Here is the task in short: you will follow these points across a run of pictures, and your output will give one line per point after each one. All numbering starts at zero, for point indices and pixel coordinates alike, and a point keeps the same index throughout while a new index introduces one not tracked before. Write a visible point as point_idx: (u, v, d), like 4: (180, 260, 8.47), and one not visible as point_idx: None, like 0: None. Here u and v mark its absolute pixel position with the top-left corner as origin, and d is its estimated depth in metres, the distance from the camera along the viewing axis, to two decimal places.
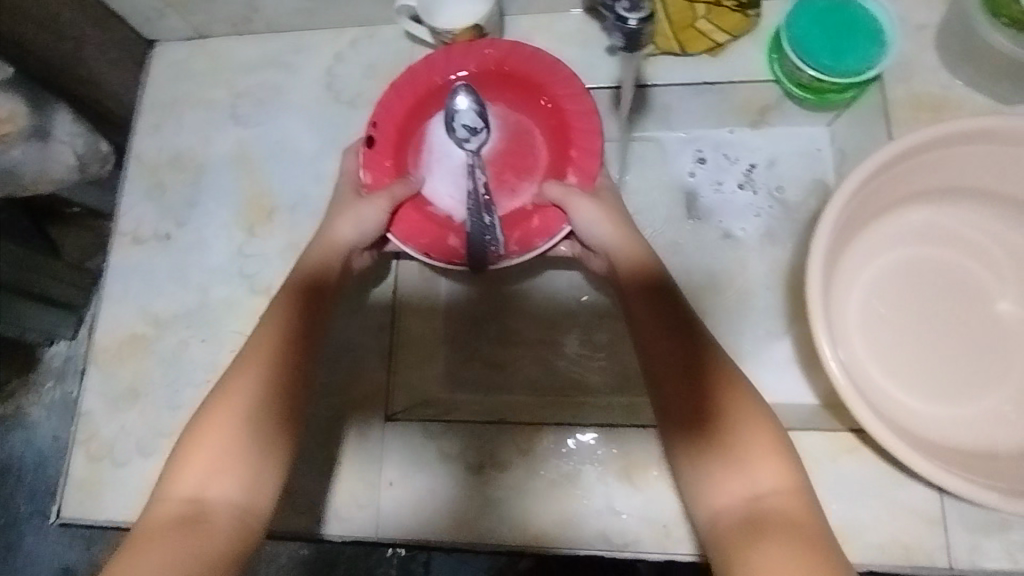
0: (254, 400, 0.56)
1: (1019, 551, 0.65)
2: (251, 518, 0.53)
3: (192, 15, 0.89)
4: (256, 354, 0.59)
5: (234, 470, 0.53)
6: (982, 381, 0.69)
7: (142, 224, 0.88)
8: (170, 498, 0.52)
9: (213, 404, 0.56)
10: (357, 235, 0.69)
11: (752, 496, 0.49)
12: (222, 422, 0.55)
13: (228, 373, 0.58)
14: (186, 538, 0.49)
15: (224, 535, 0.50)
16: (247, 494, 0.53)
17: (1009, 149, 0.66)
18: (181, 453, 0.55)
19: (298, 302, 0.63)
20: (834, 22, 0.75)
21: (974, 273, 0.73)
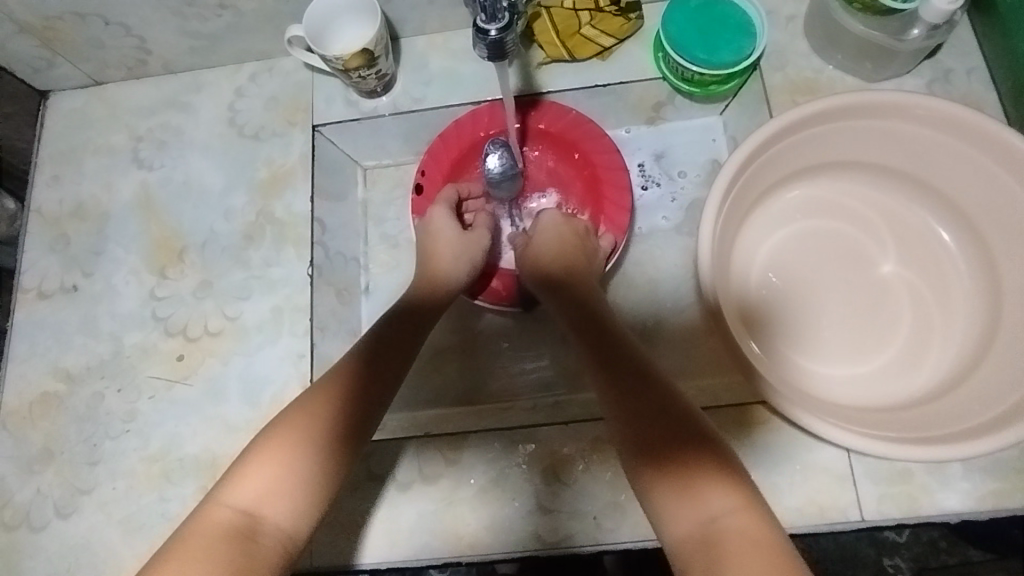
0: (324, 428, 0.56)
1: (923, 497, 0.68)
2: (295, 549, 0.52)
3: (82, 61, 0.88)
4: (338, 390, 0.59)
5: (296, 493, 0.53)
6: (875, 340, 0.74)
7: (47, 278, 0.85)
8: (225, 506, 0.51)
9: (284, 423, 0.56)
10: (465, 267, 0.77)
11: (708, 519, 0.48)
12: (295, 445, 0.54)
13: (307, 397, 0.59)
14: (232, 556, 0.48)
15: (268, 560, 0.49)
16: (296, 522, 0.52)
17: (872, 123, 0.71)
18: (245, 463, 0.54)
19: (388, 346, 0.65)
20: (706, 20, 0.79)
21: (858, 239, 0.77)
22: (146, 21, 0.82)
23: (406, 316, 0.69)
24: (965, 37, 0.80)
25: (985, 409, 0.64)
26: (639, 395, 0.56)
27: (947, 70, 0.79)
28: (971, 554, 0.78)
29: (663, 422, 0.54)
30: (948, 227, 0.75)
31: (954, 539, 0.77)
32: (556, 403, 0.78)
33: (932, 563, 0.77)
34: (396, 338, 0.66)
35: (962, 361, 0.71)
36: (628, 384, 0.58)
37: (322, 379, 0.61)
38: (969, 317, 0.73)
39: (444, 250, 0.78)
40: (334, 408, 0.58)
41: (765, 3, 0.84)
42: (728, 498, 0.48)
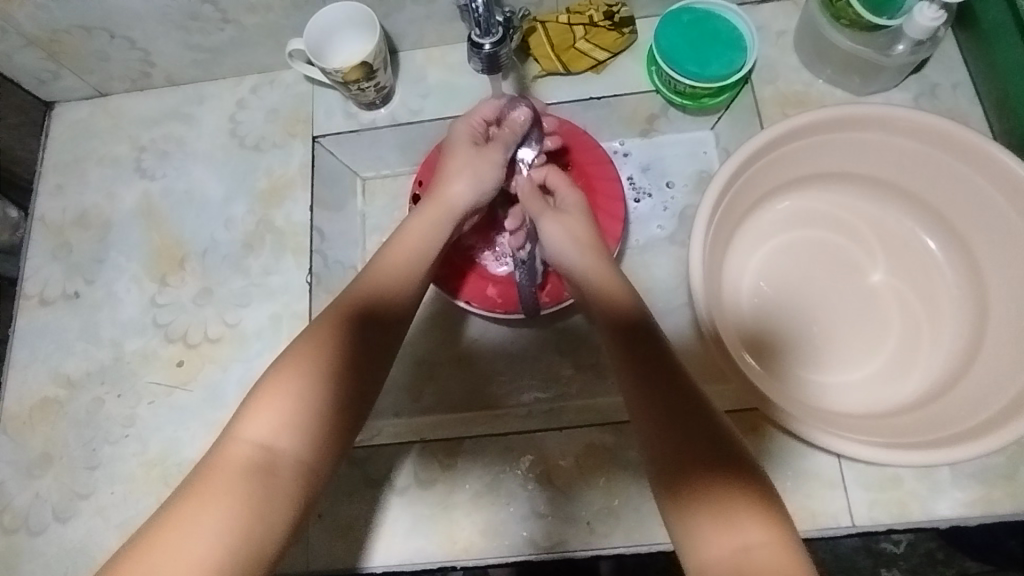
0: (337, 357, 0.56)
1: (911, 502, 0.69)
2: (314, 478, 0.52)
3: (87, 74, 0.90)
4: (342, 320, 0.58)
5: (309, 424, 0.52)
6: (865, 347, 0.75)
7: (50, 284, 0.87)
8: (240, 442, 0.51)
9: (295, 354, 0.55)
10: (474, 191, 0.72)
11: (741, 549, 0.44)
12: (301, 377, 0.53)
13: (313, 327, 0.58)
14: (251, 493, 0.48)
15: (288, 494, 0.50)
16: (315, 454, 0.52)
17: (860, 135, 0.73)
18: (255, 396, 0.53)
19: (395, 271, 0.64)
20: (698, 34, 0.81)
21: (848, 250, 0.78)
22: (150, 35, 0.84)
23: (412, 240, 0.67)
24: (951, 52, 0.82)
25: (974, 413, 0.65)
26: (683, 411, 0.52)
27: (933, 84, 0.81)
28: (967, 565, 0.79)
29: (700, 441, 0.50)
30: (935, 237, 0.77)
31: (952, 551, 0.78)
32: (551, 409, 0.79)
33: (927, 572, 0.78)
34: (404, 263, 0.65)
35: (950, 369, 0.72)
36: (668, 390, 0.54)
37: (324, 310, 0.60)
38: (956, 325, 0.74)
39: (455, 166, 0.73)
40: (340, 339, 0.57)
41: (755, 19, 0.86)
42: (763, 529, 0.45)
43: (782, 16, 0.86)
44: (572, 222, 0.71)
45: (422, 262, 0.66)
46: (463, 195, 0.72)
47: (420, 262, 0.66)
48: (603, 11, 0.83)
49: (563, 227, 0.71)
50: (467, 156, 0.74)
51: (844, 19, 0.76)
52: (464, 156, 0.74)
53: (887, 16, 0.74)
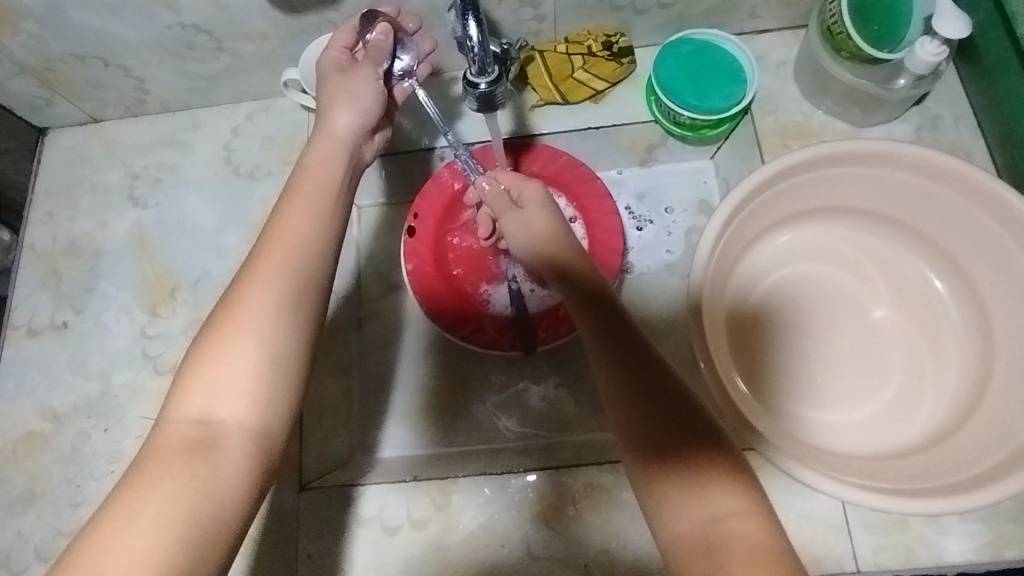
0: (269, 302, 0.48)
1: (917, 546, 0.67)
2: (267, 443, 0.46)
3: (82, 101, 0.89)
4: (265, 263, 0.49)
5: (250, 388, 0.46)
6: (867, 385, 0.73)
7: (38, 315, 0.85)
8: (175, 422, 0.45)
9: (223, 313, 0.48)
10: (360, 112, 0.64)
11: (710, 521, 0.45)
12: (234, 341, 0.47)
13: (241, 271, 0.50)
14: (195, 470, 0.43)
15: (238, 461, 0.44)
16: (262, 419, 0.46)
17: (861, 170, 0.72)
18: (186, 370, 0.47)
19: (323, 198, 0.55)
20: (696, 66, 0.80)
21: (850, 285, 0.77)
22: (145, 63, 0.83)
23: (319, 176, 0.57)
24: (952, 84, 0.82)
25: (981, 458, 0.64)
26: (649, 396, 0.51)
27: (935, 117, 0.81)
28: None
29: (669, 426, 0.50)
30: (940, 274, 0.76)
31: None
32: (547, 446, 0.77)
33: None
34: (314, 196, 0.55)
35: (955, 410, 0.71)
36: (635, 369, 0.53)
37: (247, 255, 0.51)
38: (961, 366, 0.73)
39: (327, 97, 0.65)
40: (269, 286, 0.48)
41: (754, 49, 0.86)
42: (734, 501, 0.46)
43: (781, 47, 0.86)
44: (532, 217, 0.65)
45: (337, 197, 0.57)
46: (348, 122, 0.63)
47: (330, 193, 0.56)
48: (601, 41, 0.82)
49: (521, 224, 0.65)
50: (339, 77, 0.66)
51: (844, 51, 0.75)
52: (335, 84, 0.66)
53: (889, 49, 0.72)
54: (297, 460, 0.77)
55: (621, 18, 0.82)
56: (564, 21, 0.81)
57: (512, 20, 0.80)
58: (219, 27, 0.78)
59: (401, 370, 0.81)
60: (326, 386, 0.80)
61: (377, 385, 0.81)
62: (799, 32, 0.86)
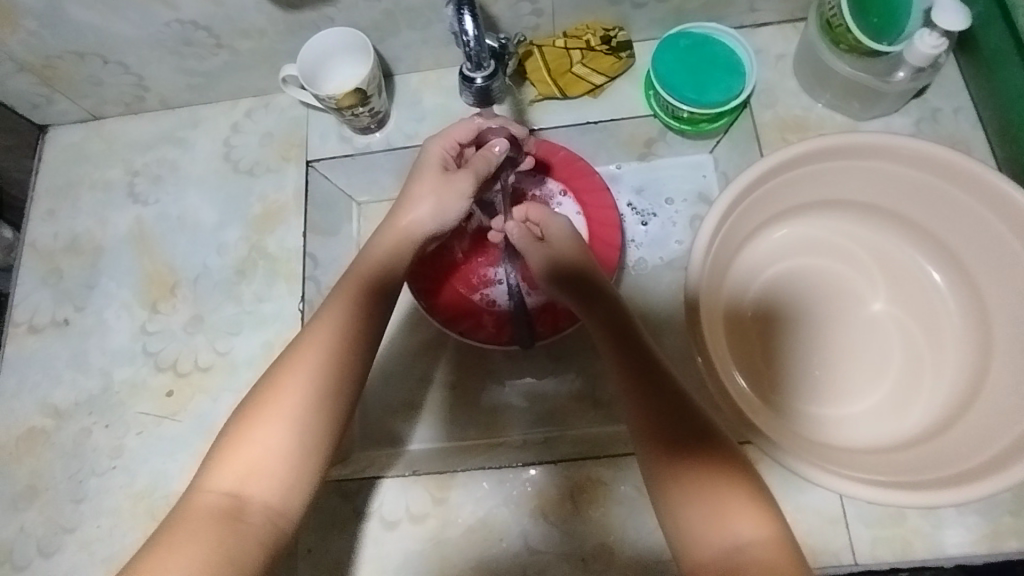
0: (308, 387, 0.53)
1: (916, 539, 0.67)
2: (286, 522, 0.50)
3: (81, 98, 0.89)
4: (309, 355, 0.54)
5: (278, 470, 0.50)
6: (867, 378, 0.73)
7: (39, 311, 0.86)
8: (208, 491, 0.49)
9: (264, 394, 0.53)
10: (436, 225, 0.67)
11: (733, 548, 0.47)
12: (270, 423, 0.51)
13: (287, 353, 0.55)
14: (220, 540, 0.47)
15: (258, 536, 0.48)
16: (285, 498, 0.50)
17: (861, 162, 0.72)
18: (222, 447, 0.51)
19: (369, 289, 0.61)
20: (695, 59, 0.80)
21: (847, 277, 0.77)
22: (144, 60, 0.83)
23: (366, 276, 0.62)
24: (951, 76, 0.81)
25: (978, 451, 0.64)
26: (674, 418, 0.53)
27: (934, 109, 0.80)
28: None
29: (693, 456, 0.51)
30: (939, 267, 0.76)
31: None
32: (546, 440, 0.76)
33: None
34: (358, 294, 0.60)
35: (952, 403, 0.71)
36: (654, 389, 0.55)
37: (292, 342, 0.56)
38: (960, 358, 0.73)
39: (417, 190, 0.68)
40: (309, 377, 0.53)
41: (753, 43, 0.86)
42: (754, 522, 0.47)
43: (780, 40, 0.85)
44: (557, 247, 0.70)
45: (386, 297, 0.62)
46: (422, 224, 0.67)
47: (377, 293, 0.61)
48: (600, 36, 0.82)
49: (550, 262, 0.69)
50: (436, 179, 0.68)
51: (843, 44, 0.74)
52: (430, 182, 0.68)
53: (887, 41, 0.72)
54: None
55: (620, 12, 0.81)
56: (562, 16, 0.81)
57: (510, 14, 0.80)
58: (217, 23, 0.78)
59: (402, 365, 0.82)
60: None
61: (378, 381, 0.81)
62: (798, 25, 0.86)
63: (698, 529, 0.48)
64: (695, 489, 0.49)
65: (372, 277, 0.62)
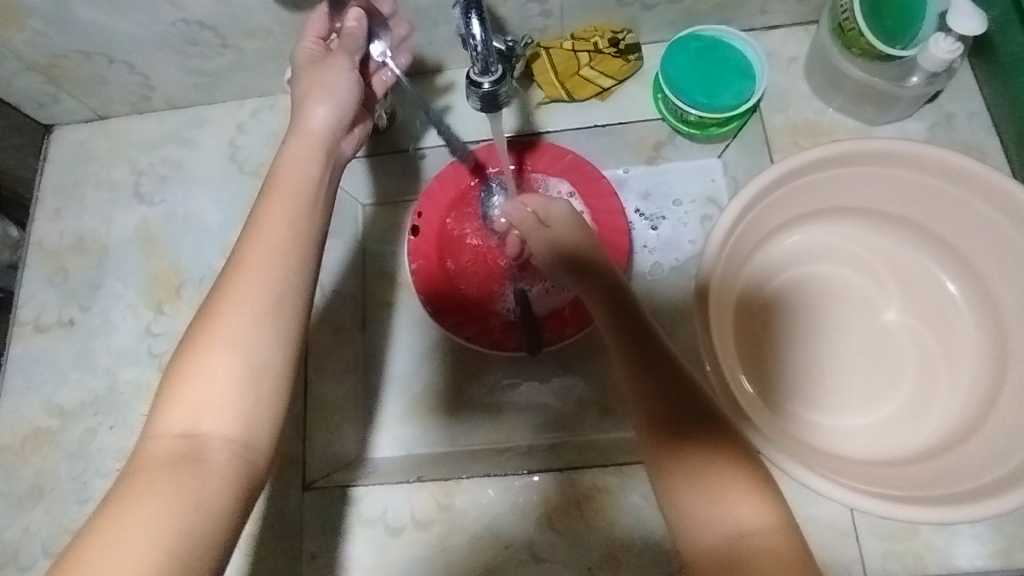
0: (252, 306, 0.47)
1: (926, 552, 0.67)
2: (251, 452, 0.45)
3: (88, 98, 0.89)
4: (247, 272, 0.48)
5: (233, 401, 0.45)
6: (878, 388, 0.72)
7: (46, 311, 0.86)
8: (162, 434, 0.44)
9: (206, 322, 0.46)
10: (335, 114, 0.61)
11: (735, 535, 0.43)
12: (218, 352, 0.45)
13: (225, 272, 0.49)
14: (181, 483, 0.42)
15: (223, 473, 0.43)
16: (247, 428, 0.45)
17: (875, 169, 0.71)
18: (167, 385, 0.45)
19: (300, 189, 0.54)
20: (703, 62, 0.79)
21: (860, 287, 0.76)
22: (150, 60, 0.82)
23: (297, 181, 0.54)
24: (967, 81, 0.80)
25: (992, 466, 0.63)
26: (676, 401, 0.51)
27: (949, 114, 0.79)
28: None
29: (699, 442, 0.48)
30: (953, 277, 0.75)
31: None
32: (553, 446, 0.77)
33: None
34: (288, 205, 0.52)
35: (966, 416, 0.70)
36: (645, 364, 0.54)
37: (229, 258, 0.49)
38: (974, 370, 0.72)
39: (303, 90, 0.62)
40: (252, 296, 0.47)
41: (765, 46, 0.85)
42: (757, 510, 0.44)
43: (792, 43, 0.84)
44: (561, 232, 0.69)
45: (313, 199, 0.54)
46: (323, 120, 0.60)
47: (306, 201, 0.53)
48: (608, 38, 0.81)
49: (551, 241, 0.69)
50: (314, 67, 0.62)
51: (855, 48, 0.73)
52: (309, 76, 0.62)
53: (901, 46, 0.71)
54: (300, 460, 0.75)
55: (629, 13, 0.80)
56: (570, 17, 0.80)
57: (518, 16, 0.79)
58: (223, 24, 0.77)
59: (411, 371, 0.83)
60: (334, 384, 0.80)
61: (386, 388, 0.83)
62: (810, 28, 0.84)
63: (700, 514, 0.45)
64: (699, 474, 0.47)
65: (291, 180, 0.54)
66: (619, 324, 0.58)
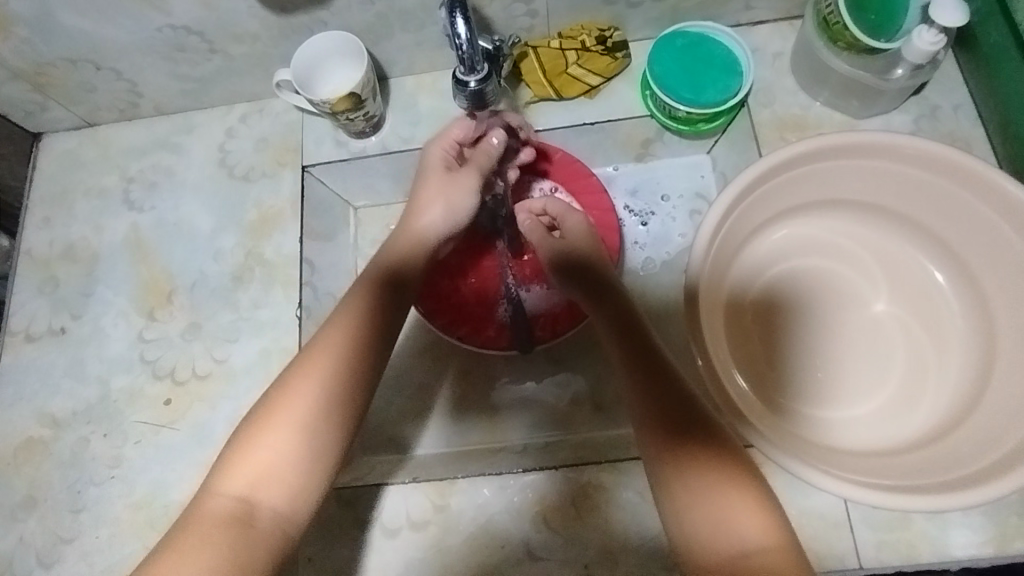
0: (316, 399, 0.53)
1: (920, 542, 0.67)
2: (295, 529, 0.51)
3: (75, 105, 0.89)
4: (322, 363, 0.55)
5: (287, 477, 0.51)
6: (869, 380, 0.73)
7: (36, 320, 0.85)
8: (219, 495, 0.50)
9: (274, 403, 0.53)
10: (444, 221, 0.70)
11: (740, 554, 0.46)
12: (279, 430, 0.52)
13: (299, 361, 0.56)
14: (232, 544, 0.48)
15: (266, 541, 0.49)
16: (294, 505, 0.51)
17: (860, 162, 0.72)
18: (230, 453, 0.52)
19: (380, 294, 0.62)
20: (691, 58, 0.79)
21: (849, 279, 0.76)
22: (137, 66, 0.82)
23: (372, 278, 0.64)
24: (951, 73, 0.80)
25: (983, 453, 0.63)
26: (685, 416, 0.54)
27: (934, 106, 0.79)
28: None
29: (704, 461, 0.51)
30: (940, 267, 0.75)
31: None
32: (549, 446, 0.76)
33: None
34: (364, 311, 0.60)
35: (956, 405, 0.70)
36: (653, 382, 0.56)
37: (305, 348, 0.57)
38: (964, 358, 0.72)
39: (424, 195, 0.70)
40: (318, 389, 0.54)
41: (750, 41, 0.85)
42: (758, 529, 0.47)
43: (777, 38, 0.85)
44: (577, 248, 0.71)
45: (393, 303, 0.63)
46: (434, 226, 0.69)
47: (388, 307, 0.62)
48: (595, 36, 0.82)
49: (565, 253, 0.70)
50: (443, 184, 0.71)
51: (840, 42, 0.74)
52: (435, 184, 0.71)
53: (885, 38, 0.72)
54: None
55: (615, 12, 0.81)
56: (557, 17, 0.81)
57: (504, 16, 0.79)
58: (209, 29, 0.77)
59: (401, 370, 0.82)
60: None
61: (377, 389, 0.81)
62: (795, 22, 0.85)
63: (706, 532, 0.48)
64: (707, 490, 0.49)
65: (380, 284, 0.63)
66: (623, 344, 0.61)
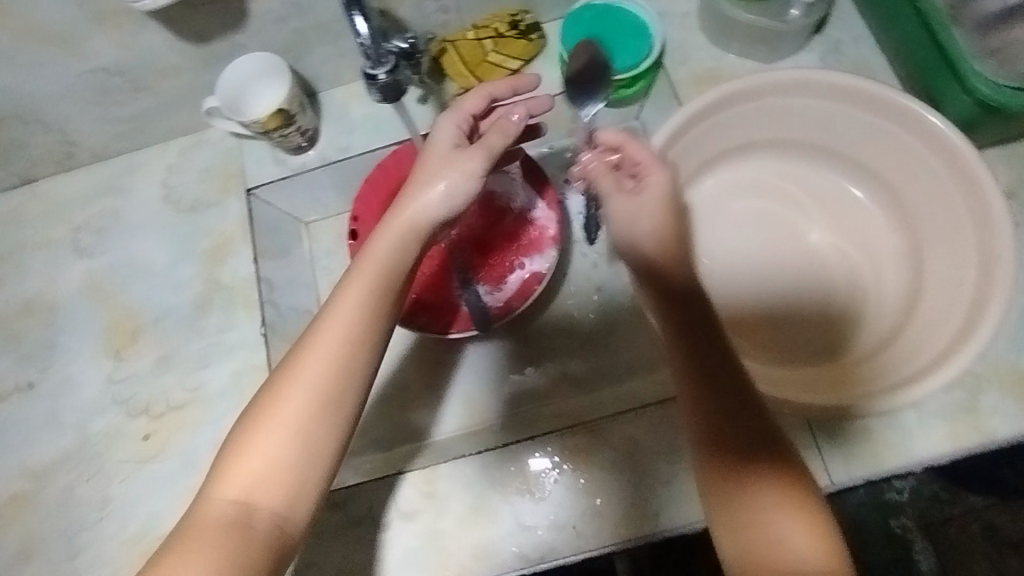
0: (306, 403, 0.53)
1: (884, 449, 0.70)
2: (293, 530, 0.52)
3: (11, 164, 0.89)
4: (313, 367, 0.54)
5: (283, 479, 0.52)
6: (815, 306, 0.76)
7: (4, 379, 0.86)
8: (217, 499, 0.51)
9: (265, 411, 0.54)
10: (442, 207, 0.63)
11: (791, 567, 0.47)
12: (270, 435, 0.53)
13: (290, 360, 0.56)
14: (230, 546, 0.49)
15: (264, 542, 0.50)
16: (293, 506, 0.52)
17: (771, 102, 0.75)
18: (226, 457, 0.53)
19: (380, 285, 0.59)
20: (601, 28, 0.82)
21: (782, 215, 0.80)
22: (65, 115, 0.83)
23: (375, 270, 0.60)
24: (847, 7, 0.84)
25: (923, 351, 0.67)
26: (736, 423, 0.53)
27: (837, 41, 0.84)
28: (973, 500, 0.90)
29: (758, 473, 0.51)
30: (859, 184, 0.79)
31: (953, 489, 0.90)
32: (529, 417, 0.80)
33: (937, 514, 0.91)
34: (361, 302, 0.58)
35: (896, 313, 0.74)
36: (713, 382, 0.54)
37: (298, 344, 0.56)
38: (898, 269, 0.76)
39: (431, 171, 0.64)
40: (308, 394, 0.54)
41: (657, 5, 0.88)
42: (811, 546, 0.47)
43: None
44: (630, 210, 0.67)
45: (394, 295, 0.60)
46: (428, 210, 0.63)
47: (387, 293, 0.59)
48: (507, 22, 0.85)
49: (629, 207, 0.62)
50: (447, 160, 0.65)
51: None
52: (438, 161, 0.65)
53: None
54: None
55: None
56: (467, 9, 0.84)
57: (416, 15, 0.82)
58: (131, 68, 0.79)
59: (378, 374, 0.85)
60: None
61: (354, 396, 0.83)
62: None
63: (757, 542, 0.49)
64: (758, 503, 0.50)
65: (382, 271, 0.60)
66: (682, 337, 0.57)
